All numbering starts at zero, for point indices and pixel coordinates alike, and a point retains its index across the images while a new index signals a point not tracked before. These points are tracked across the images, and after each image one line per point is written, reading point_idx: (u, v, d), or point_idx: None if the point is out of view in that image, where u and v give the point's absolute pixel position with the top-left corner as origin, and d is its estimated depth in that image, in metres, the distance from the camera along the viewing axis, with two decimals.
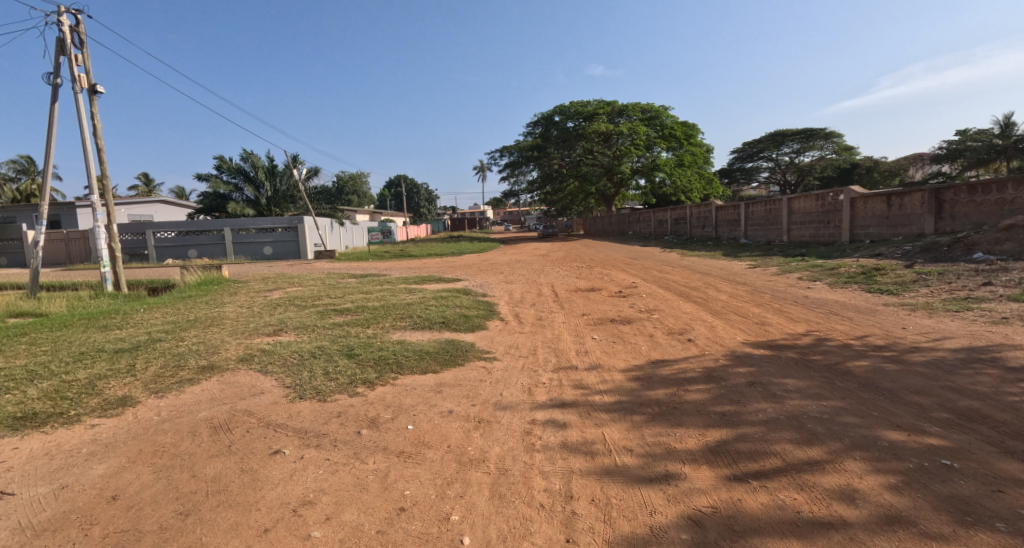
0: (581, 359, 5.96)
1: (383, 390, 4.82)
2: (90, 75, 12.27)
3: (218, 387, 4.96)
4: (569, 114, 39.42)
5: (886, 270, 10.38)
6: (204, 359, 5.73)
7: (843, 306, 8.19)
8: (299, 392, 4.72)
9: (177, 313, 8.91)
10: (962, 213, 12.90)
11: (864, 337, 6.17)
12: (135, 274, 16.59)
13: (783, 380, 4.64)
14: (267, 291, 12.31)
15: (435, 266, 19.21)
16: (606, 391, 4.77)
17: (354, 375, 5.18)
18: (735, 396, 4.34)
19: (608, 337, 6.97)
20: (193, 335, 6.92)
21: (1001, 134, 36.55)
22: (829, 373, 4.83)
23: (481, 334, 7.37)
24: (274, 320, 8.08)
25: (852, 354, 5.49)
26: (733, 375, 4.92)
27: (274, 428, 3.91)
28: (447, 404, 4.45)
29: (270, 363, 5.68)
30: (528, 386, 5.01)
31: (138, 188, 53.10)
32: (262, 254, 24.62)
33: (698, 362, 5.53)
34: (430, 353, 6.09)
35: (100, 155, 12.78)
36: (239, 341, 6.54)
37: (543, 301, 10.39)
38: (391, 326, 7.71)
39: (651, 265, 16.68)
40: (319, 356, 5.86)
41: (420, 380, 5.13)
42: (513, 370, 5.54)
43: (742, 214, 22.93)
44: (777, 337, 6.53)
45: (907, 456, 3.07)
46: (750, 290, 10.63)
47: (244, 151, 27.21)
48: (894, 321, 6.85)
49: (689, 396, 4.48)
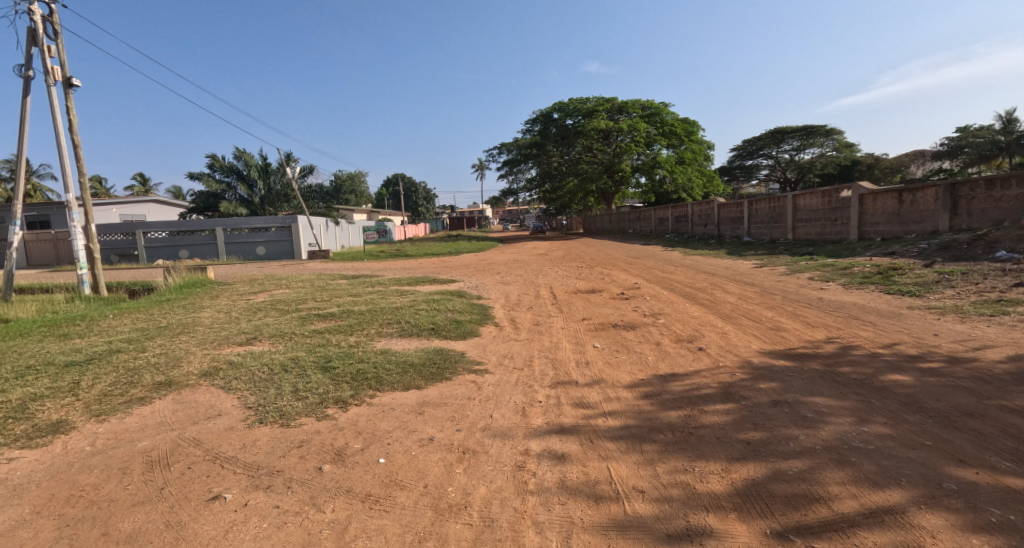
0: (582, 372, 5.38)
1: (357, 412, 4.22)
2: (66, 69, 11.68)
3: (170, 408, 4.38)
4: (568, 111, 38.87)
5: (904, 270, 9.82)
6: (162, 374, 5.14)
7: (864, 309, 7.61)
8: (260, 415, 4.13)
9: (149, 319, 8.29)
10: (978, 209, 12.34)
11: (894, 346, 5.57)
12: (120, 274, 16.11)
13: (813, 398, 4.06)
14: (251, 294, 11.69)
15: (432, 266, 18.62)
16: (611, 414, 4.19)
17: (327, 393, 4.59)
18: (760, 420, 3.76)
19: (610, 346, 6.38)
20: (159, 345, 6.31)
21: (1003, 130, 36.13)
22: (864, 390, 4.24)
23: (473, 342, 6.80)
24: (251, 327, 7.46)
25: (885, 365, 4.91)
26: (755, 393, 4.34)
27: (222, 461, 3.33)
28: (429, 430, 3.87)
29: (235, 378, 5.08)
30: (522, 405, 4.44)
31: (135, 189, 52.75)
32: (254, 255, 24.01)
33: (713, 376, 4.95)
34: (415, 366, 5.49)
35: (77, 151, 12.17)
36: (205, 352, 5.94)
37: (541, 304, 9.82)
38: (376, 333, 7.11)
39: (654, 265, 16.13)
40: (290, 371, 5.25)
41: (401, 399, 4.54)
42: (505, 386, 4.96)
43: (745, 211, 22.35)
44: (797, 345, 5.93)
45: (984, 506, 2.52)
46: (759, 292, 10.06)
47: (237, 149, 26.62)
48: (924, 326, 6.26)
49: (706, 420, 3.90)
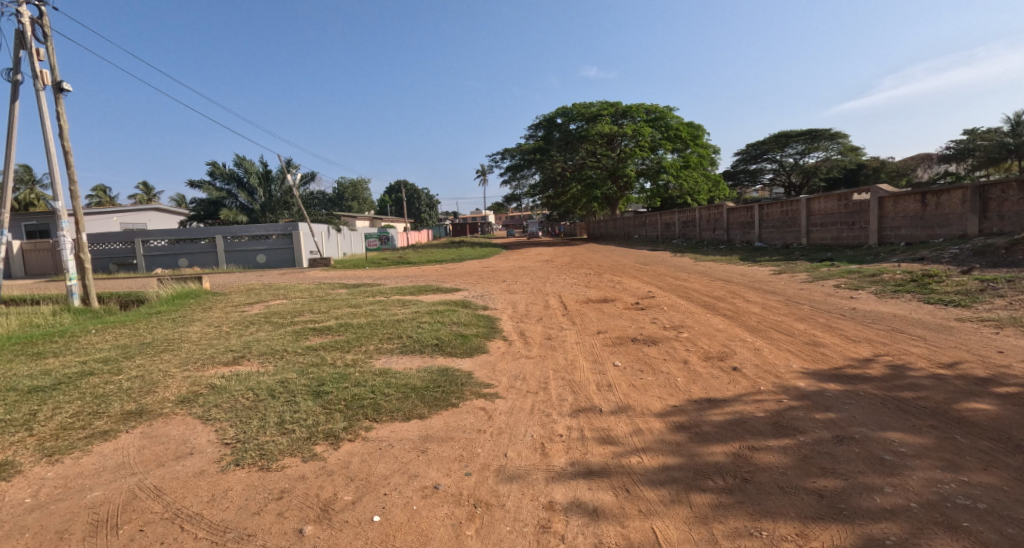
0: (604, 396, 4.78)
1: (350, 450, 3.63)
2: (55, 72, 11.10)
3: (136, 445, 3.73)
4: (573, 115, 38.10)
5: (940, 277, 9.23)
6: (133, 401, 4.51)
7: (906, 321, 7.04)
8: (237, 455, 3.51)
9: (133, 334, 7.67)
10: (1011, 212, 11.72)
11: (959, 366, 4.99)
12: (114, 284, 15.58)
13: (885, 436, 3.53)
14: (246, 305, 11.15)
15: (436, 274, 18.02)
16: (646, 450, 3.63)
17: (316, 426, 3.99)
18: (828, 463, 3.22)
19: (632, 364, 5.77)
20: (137, 366, 5.66)
21: (1012, 132, 34.90)
22: (941, 425, 3.71)
23: (481, 359, 6.20)
24: (239, 344, 6.83)
25: (955, 391, 4.35)
26: (812, 426, 3.79)
27: (182, 520, 2.75)
28: (432, 475, 3.31)
29: (215, 407, 4.46)
30: (540, 440, 3.86)
31: (138, 197, 52.44)
32: (254, 263, 23.48)
33: (757, 403, 4.37)
34: (417, 389, 4.90)
35: (67, 157, 11.56)
36: (186, 375, 5.31)
37: (551, 315, 9.20)
38: (374, 350, 6.52)
39: (665, 271, 15.50)
40: (278, 397, 4.65)
41: (400, 433, 3.94)
42: (519, 415, 4.37)
43: (756, 215, 21.71)
44: (843, 363, 5.36)
45: None
46: (784, 301, 9.46)
47: (237, 156, 26.16)
48: (983, 343, 5.69)
49: (761, 460, 3.35)
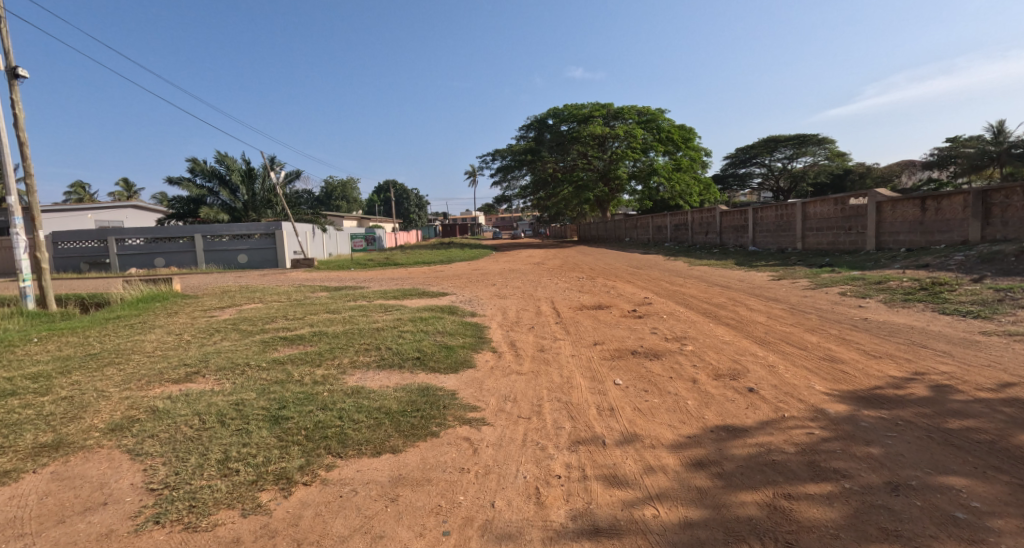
0: (607, 424, 4.14)
1: (304, 498, 2.99)
2: (9, 57, 10.23)
3: (39, 492, 3.07)
4: (564, 117, 37.49)
5: (952, 285, 8.77)
6: (51, 431, 3.82)
7: (926, 334, 6.53)
8: (160, 507, 2.86)
9: (79, 344, 6.89)
10: (1014, 218, 11.35)
11: (1003, 389, 4.41)
12: (77, 286, 14.64)
13: (947, 483, 2.94)
14: (216, 309, 10.42)
15: (423, 277, 17.37)
16: (662, 498, 3.01)
17: (266, 465, 3.31)
18: (889, 522, 2.64)
19: (635, 383, 5.17)
20: (70, 384, 4.92)
21: (994, 141, 35.13)
22: (1007, 466, 3.13)
23: (467, 376, 5.55)
24: (196, 356, 6.09)
25: (1009, 420, 3.77)
26: (858, 467, 3.19)
27: None
28: (402, 536, 2.69)
29: (150, 436, 3.76)
30: (534, 483, 3.23)
31: (115, 193, 50.86)
32: (234, 263, 22.57)
33: (784, 434, 3.74)
34: (393, 414, 4.24)
35: (23, 148, 10.71)
36: (125, 396, 4.59)
37: (544, 323, 8.57)
38: (348, 364, 5.83)
39: (660, 276, 14.99)
40: (228, 425, 3.96)
41: (368, 474, 3.28)
42: (509, 448, 3.74)
43: (750, 219, 21.26)
44: (871, 382, 4.80)
45: None
46: (789, 309, 8.93)
47: (219, 152, 25.21)
48: (1020, 362, 5.13)
49: (805, 513, 2.76)
